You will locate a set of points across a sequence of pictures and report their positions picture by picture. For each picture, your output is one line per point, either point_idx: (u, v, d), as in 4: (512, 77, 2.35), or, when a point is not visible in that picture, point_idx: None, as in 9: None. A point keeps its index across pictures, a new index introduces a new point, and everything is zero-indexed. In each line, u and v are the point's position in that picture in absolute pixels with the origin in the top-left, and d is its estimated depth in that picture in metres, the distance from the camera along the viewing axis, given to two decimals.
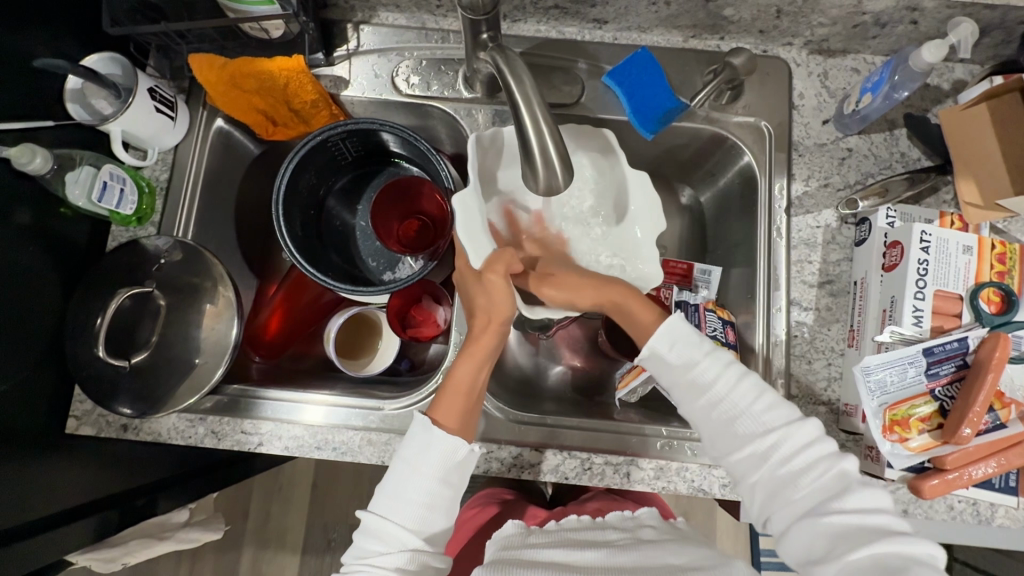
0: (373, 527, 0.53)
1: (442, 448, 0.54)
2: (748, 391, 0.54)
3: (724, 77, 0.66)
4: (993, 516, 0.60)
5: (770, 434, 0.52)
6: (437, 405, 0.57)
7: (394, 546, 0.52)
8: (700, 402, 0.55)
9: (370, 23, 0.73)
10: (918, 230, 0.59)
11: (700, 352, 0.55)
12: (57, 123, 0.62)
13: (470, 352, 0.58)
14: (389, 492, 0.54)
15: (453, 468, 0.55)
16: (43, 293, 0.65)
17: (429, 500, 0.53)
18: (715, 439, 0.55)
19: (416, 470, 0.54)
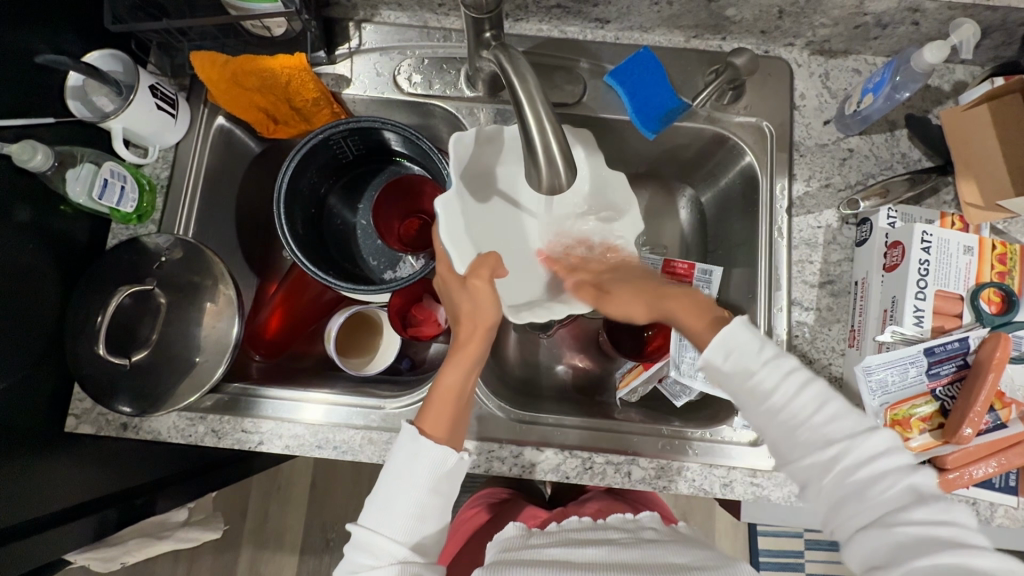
0: (362, 540, 0.52)
1: (431, 456, 0.53)
2: (810, 400, 0.48)
3: (726, 77, 0.66)
4: (993, 515, 0.60)
5: (833, 445, 0.46)
6: (425, 414, 0.57)
7: (384, 560, 0.51)
8: (759, 409, 0.49)
9: (372, 22, 0.73)
10: (919, 230, 0.59)
11: (757, 361, 0.49)
12: (57, 120, 0.62)
13: (458, 359, 0.58)
14: (378, 505, 0.53)
15: (442, 477, 0.54)
16: (43, 291, 0.64)
17: (418, 511, 0.53)
18: (777, 445, 0.49)
19: (406, 483, 0.53)
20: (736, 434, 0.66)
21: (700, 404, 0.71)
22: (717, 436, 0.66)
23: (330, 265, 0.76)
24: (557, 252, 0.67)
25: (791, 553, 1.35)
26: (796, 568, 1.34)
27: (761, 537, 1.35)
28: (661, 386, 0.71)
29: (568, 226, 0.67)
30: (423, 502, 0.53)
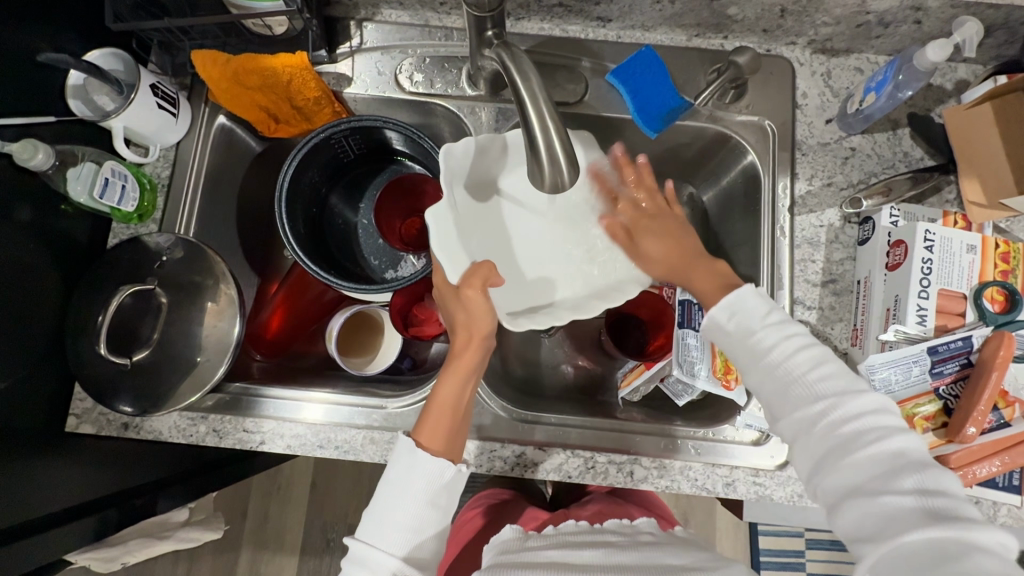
0: (359, 555, 0.52)
1: (428, 465, 0.54)
2: (806, 359, 0.50)
3: (728, 76, 0.65)
4: (996, 515, 0.60)
5: (820, 400, 0.48)
6: (422, 426, 0.56)
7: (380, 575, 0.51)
8: (756, 367, 0.52)
9: (373, 20, 0.73)
10: (922, 229, 0.59)
11: (760, 321, 0.52)
12: (58, 119, 0.61)
13: (453, 371, 0.57)
14: (375, 518, 0.53)
15: (442, 489, 0.54)
16: (44, 291, 0.64)
17: (415, 522, 0.53)
18: (770, 402, 0.51)
19: (403, 489, 0.53)
20: (739, 434, 0.66)
21: (702, 403, 0.71)
22: (720, 435, 0.66)
23: (331, 264, 0.75)
24: (560, 250, 0.67)
25: (793, 553, 1.34)
26: (798, 567, 1.34)
27: (763, 536, 1.35)
28: (663, 385, 0.70)
29: (571, 227, 0.67)
30: (418, 514, 0.53)
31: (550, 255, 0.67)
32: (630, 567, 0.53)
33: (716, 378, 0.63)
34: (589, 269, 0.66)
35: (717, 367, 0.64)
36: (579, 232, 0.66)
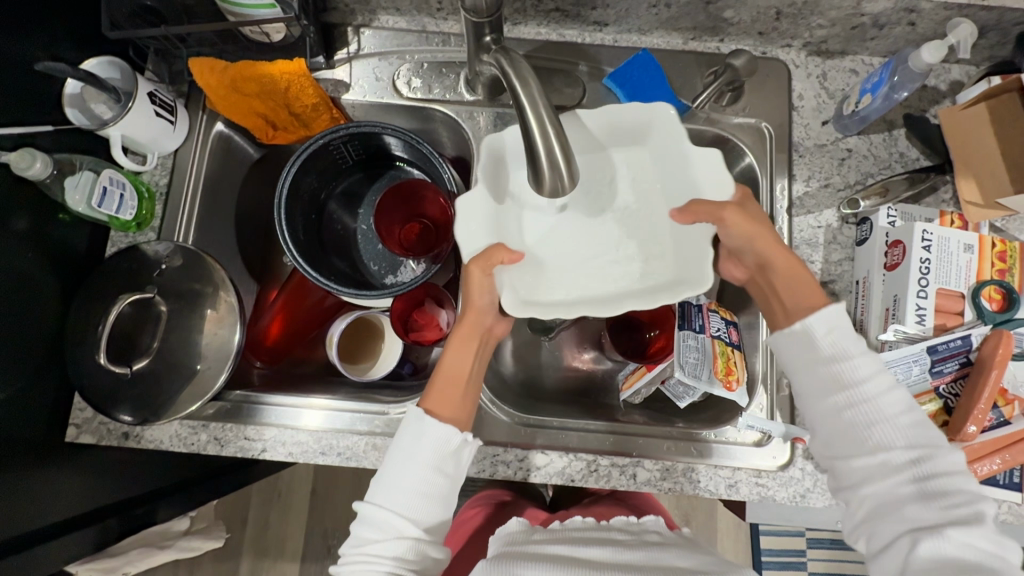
0: (369, 516, 0.52)
1: (436, 431, 0.53)
2: (897, 400, 0.49)
3: (724, 79, 0.66)
4: (997, 512, 0.60)
5: (909, 449, 0.47)
6: (430, 396, 0.56)
7: (389, 535, 0.51)
8: (837, 400, 0.50)
9: (370, 26, 0.73)
10: (919, 229, 0.60)
11: (857, 348, 0.50)
12: (55, 128, 0.61)
13: (457, 343, 0.57)
14: (385, 481, 0.53)
15: (449, 456, 0.53)
16: (42, 301, 0.64)
17: (421, 489, 0.52)
18: (836, 438, 0.50)
19: (410, 456, 0.52)
20: (741, 435, 0.66)
21: (704, 404, 0.71)
22: (722, 437, 0.66)
23: (331, 270, 0.75)
24: (625, 244, 0.61)
25: (793, 552, 1.35)
26: (799, 566, 1.35)
27: (763, 537, 1.35)
28: (664, 387, 0.70)
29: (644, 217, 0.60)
30: (430, 479, 0.52)
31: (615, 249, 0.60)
32: (638, 566, 0.54)
33: (718, 379, 0.63)
34: (637, 262, 0.60)
35: (719, 369, 0.64)
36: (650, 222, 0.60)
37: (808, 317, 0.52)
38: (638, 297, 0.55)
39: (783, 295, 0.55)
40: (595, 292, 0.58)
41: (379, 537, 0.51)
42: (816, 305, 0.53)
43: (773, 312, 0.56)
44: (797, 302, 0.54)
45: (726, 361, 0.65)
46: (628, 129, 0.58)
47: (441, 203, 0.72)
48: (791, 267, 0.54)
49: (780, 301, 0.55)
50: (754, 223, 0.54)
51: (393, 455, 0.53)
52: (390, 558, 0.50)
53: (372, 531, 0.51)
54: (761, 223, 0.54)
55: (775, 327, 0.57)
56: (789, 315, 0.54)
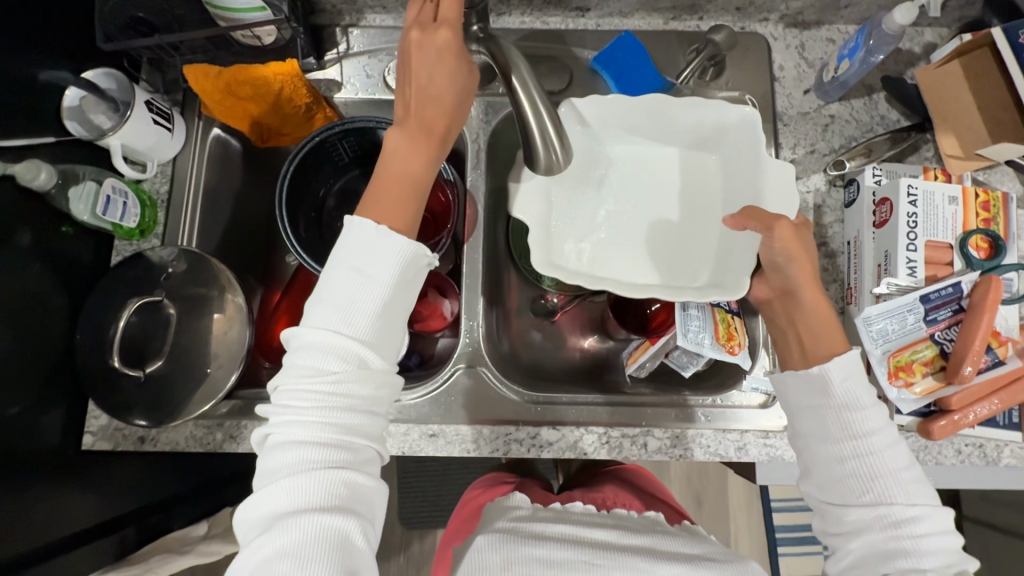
0: (313, 339, 0.46)
1: (397, 242, 0.48)
2: (899, 456, 0.51)
3: (706, 54, 0.69)
4: (1000, 456, 0.62)
5: (909, 507, 0.48)
6: (377, 201, 0.50)
7: (340, 361, 0.45)
8: (843, 447, 0.51)
9: (358, 25, 0.75)
10: (905, 185, 0.62)
11: (870, 398, 0.52)
12: (56, 140, 0.62)
13: (418, 144, 0.51)
14: (328, 301, 0.46)
15: (405, 269, 0.48)
16: (51, 312, 0.65)
17: (382, 310, 0.47)
18: (828, 483, 0.52)
19: (366, 273, 0.47)
20: (746, 398, 0.68)
21: (708, 373, 0.73)
22: (727, 401, 0.68)
23: None
24: (671, 235, 0.69)
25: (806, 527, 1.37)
26: (812, 540, 1.37)
27: (776, 513, 1.37)
28: (668, 360, 0.72)
29: (694, 201, 0.69)
30: (391, 300, 0.47)
31: (662, 241, 0.68)
32: (644, 548, 0.56)
33: (721, 344, 0.65)
34: (687, 259, 0.67)
35: (721, 335, 0.65)
36: (702, 214, 0.68)
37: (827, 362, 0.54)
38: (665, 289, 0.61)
39: (806, 336, 0.57)
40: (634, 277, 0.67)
41: (339, 406, 0.45)
42: (833, 352, 0.55)
43: (791, 353, 0.59)
44: (817, 349, 0.56)
45: (727, 327, 0.67)
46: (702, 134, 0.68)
47: (441, 197, 0.72)
48: (821, 310, 0.56)
49: (800, 342, 0.58)
50: (801, 248, 0.57)
51: (344, 272, 0.47)
52: (347, 424, 0.46)
53: (327, 388, 0.45)
54: (806, 251, 0.57)
55: (788, 365, 0.60)
56: (806, 357, 0.57)
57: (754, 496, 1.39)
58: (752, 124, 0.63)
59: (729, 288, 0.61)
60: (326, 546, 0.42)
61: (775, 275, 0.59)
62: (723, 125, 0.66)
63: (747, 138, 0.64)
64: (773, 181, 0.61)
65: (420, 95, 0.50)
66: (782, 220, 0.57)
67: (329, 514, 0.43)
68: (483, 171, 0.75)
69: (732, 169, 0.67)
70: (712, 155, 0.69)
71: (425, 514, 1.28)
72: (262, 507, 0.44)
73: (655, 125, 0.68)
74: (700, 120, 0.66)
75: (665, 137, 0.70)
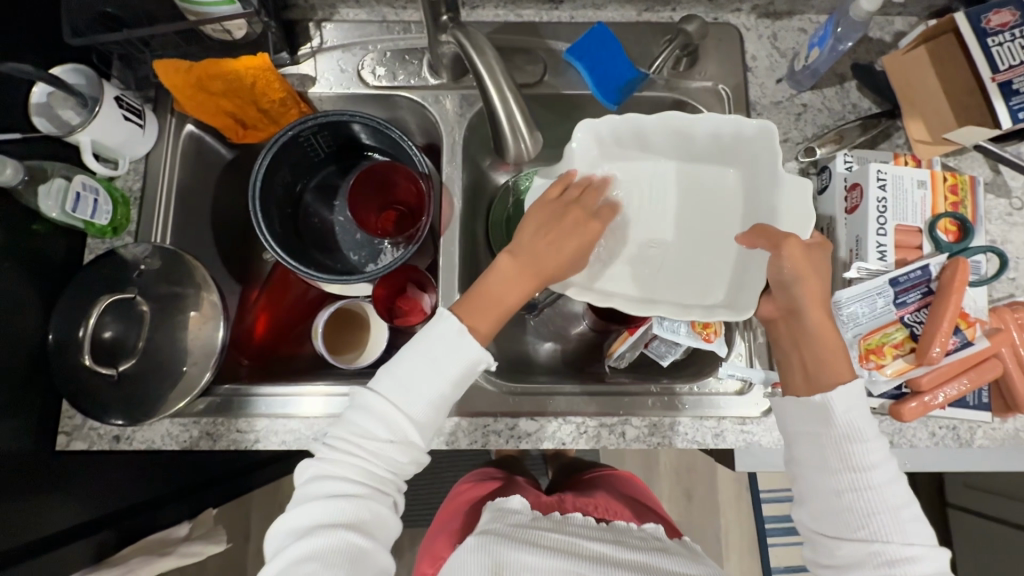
0: (377, 405, 0.52)
1: (474, 347, 0.53)
2: (898, 493, 0.52)
3: (678, 43, 0.69)
4: (973, 437, 0.63)
5: (905, 546, 0.49)
6: (473, 308, 0.56)
7: (394, 435, 0.52)
8: (841, 480, 0.52)
9: (332, 20, 0.75)
10: (874, 169, 0.62)
11: (872, 430, 0.52)
12: (23, 136, 0.61)
13: (521, 275, 0.57)
14: (399, 377, 0.52)
15: (468, 377, 0.53)
16: (24, 312, 0.64)
17: (437, 400, 0.52)
18: (825, 515, 0.53)
19: (438, 363, 0.52)
20: (724, 385, 0.68)
21: (687, 362, 0.74)
22: (705, 388, 0.68)
23: (312, 262, 0.77)
24: (676, 248, 0.67)
25: None
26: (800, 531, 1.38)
27: (766, 505, 1.38)
28: (647, 350, 0.72)
29: (697, 210, 0.67)
30: (450, 387, 0.53)
31: (671, 254, 0.66)
32: (641, 567, 0.55)
33: (696, 333, 0.66)
34: (700, 274, 0.65)
35: (696, 323, 0.66)
36: (713, 228, 0.66)
37: (831, 391, 0.53)
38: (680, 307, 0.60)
39: (809, 360, 0.56)
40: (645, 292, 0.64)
41: (379, 455, 0.52)
42: (839, 379, 0.54)
43: (793, 373, 0.57)
44: (821, 374, 0.55)
45: None
46: (717, 146, 0.63)
47: (414, 188, 0.73)
48: (825, 331, 0.55)
49: (804, 364, 0.56)
50: (810, 268, 0.55)
51: (422, 355, 0.52)
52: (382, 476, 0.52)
53: (375, 447, 0.51)
54: (815, 273, 0.55)
55: (789, 389, 0.58)
56: (811, 382, 0.56)
57: (743, 489, 1.39)
58: (775, 139, 0.59)
59: (738, 307, 0.59)
60: (343, 562, 0.48)
61: (781, 293, 0.57)
62: (740, 136, 0.61)
63: (766, 153, 0.60)
64: (790, 200, 0.58)
65: (544, 244, 0.57)
66: (792, 238, 0.55)
67: (354, 531, 0.49)
68: (459, 165, 0.74)
69: (754, 184, 0.63)
70: (730, 168, 0.66)
71: (414, 513, 1.28)
72: (300, 519, 0.50)
73: (672, 140, 0.64)
74: (715, 132, 0.61)
75: (678, 147, 0.65)
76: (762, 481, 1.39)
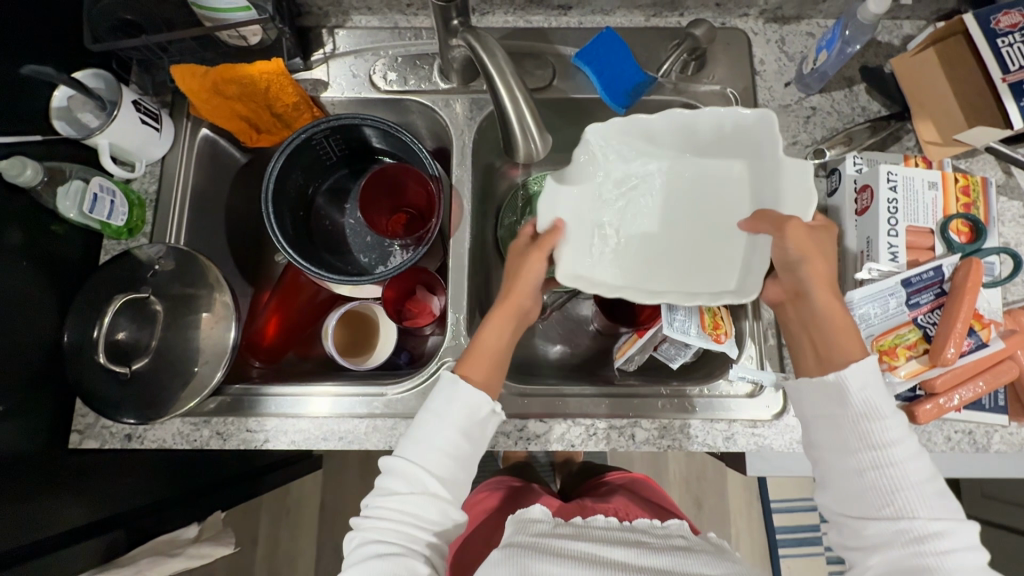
0: (398, 467, 0.53)
1: (472, 393, 0.55)
2: (921, 469, 0.51)
3: (686, 47, 0.69)
4: (990, 442, 0.62)
5: (932, 521, 0.48)
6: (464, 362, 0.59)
7: (416, 489, 0.53)
8: (861, 459, 0.51)
9: (345, 27, 0.77)
10: (884, 171, 0.62)
11: (889, 407, 0.52)
12: (44, 139, 0.63)
13: (496, 315, 0.59)
14: (414, 438, 0.55)
15: (477, 423, 0.55)
16: (42, 310, 0.65)
17: (450, 449, 0.54)
18: (851, 498, 0.52)
19: (443, 416, 0.54)
20: (734, 387, 0.67)
21: (697, 365, 0.73)
22: (715, 391, 0.68)
23: (322, 263, 0.77)
24: (681, 241, 0.67)
25: (806, 528, 1.35)
26: (814, 541, 1.35)
27: (776, 514, 1.36)
28: (657, 353, 0.72)
29: (704, 204, 0.67)
30: (458, 435, 0.54)
31: (675, 249, 0.67)
32: (665, 570, 0.53)
33: (707, 334, 0.65)
34: (706, 268, 0.65)
35: (706, 323, 0.65)
36: (719, 221, 0.66)
37: (844, 368, 0.53)
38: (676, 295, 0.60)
39: (819, 340, 0.56)
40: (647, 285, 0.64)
41: (406, 511, 0.52)
42: (852, 358, 0.54)
43: (806, 357, 0.58)
44: (833, 353, 0.55)
45: (713, 316, 0.67)
46: (723, 139, 0.63)
47: (421, 190, 0.74)
48: (835, 312, 0.55)
49: (814, 345, 0.57)
50: (815, 248, 0.55)
51: (429, 413, 0.55)
52: (413, 532, 0.52)
53: (399, 504, 0.52)
54: (820, 253, 0.56)
55: (804, 372, 0.59)
56: (823, 361, 0.56)
57: (754, 497, 1.37)
58: (774, 125, 0.57)
59: (742, 291, 0.58)
60: None
61: (788, 275, 0.58)
62: (742, 126, 0.59)
63: (767, 141, 0.59)
64: (790, 186, 0.57)
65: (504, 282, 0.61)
66: (794, 221, 0.55)
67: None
68: (468, 167, 0.74)
69: (761, 175, 0.62)
70: (741, 159, 0.65)
71: None
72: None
73: (678, 134, 0.63)
74: (719, 124, 0.61)
75: (686, 142, 0.64)
76: (773, 490, 1.37)
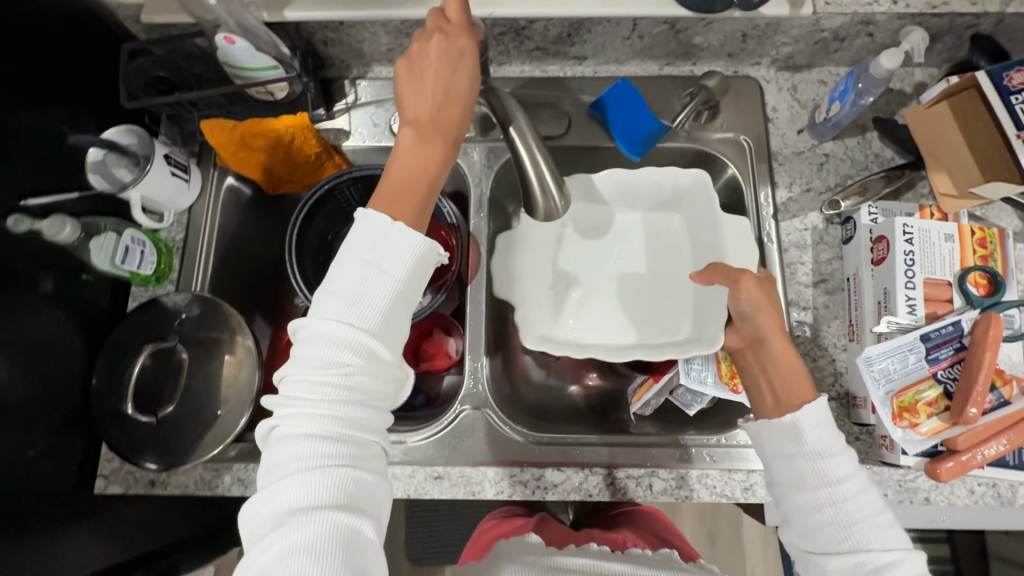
0: (324, 329, 0.44)
1: (412, 237, 0.46)
2: (869, 501, 0.50)
3: (700, 98, 0.71)
4: (1014, 496, 0.61)
5: (886, 552, 0.47)
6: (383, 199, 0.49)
7: (351, 349, 0.44)
8: (819, 494, 0.50)
9: (366, 77, 0.79)
10: (900, 223, 0.63)
11: (840, 444, 0.51)
12: (80, 195, 0.65)
13: (428, 145, 0.50)
14: (337, 291, 0.45)
15: (417, 268, 0.47)
16: (71, 356, 0.67)
17: (386, 300, 0.45)
18: (809, 531, 0.50)
19: (377, 266, 0.45)
20: None
21: (714, 412, 0.73)
22: (734, 440, 0.67)
23: None
24: (636, 288, 0.75)
25: None
26: None
27: None
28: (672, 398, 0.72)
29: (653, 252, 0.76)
30: (399, 295, 0.45)
31: (635, 301, 0.74)
32: None
33: (724, 383, 0.66)
34: (666, 318, 0.72)
35: (723, 372, 0.66)
36: (667, 274, 0.75)
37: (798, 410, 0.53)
38: (646, 349, 0.67)
39: (778, 384, 0.56)
40: (613, 339, 0.72)
41: (349, 399, 0.44)
42: (805, 400, 0.54)
43: (763, 399, 0.57)
44: (790, 396, 0.55)
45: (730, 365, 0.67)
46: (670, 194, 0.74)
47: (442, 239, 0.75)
48: (789, 356, 0.56)
49: (771, 384, 0.56)
50: (767, 299, 0.58)
51: (355, 261, 0.45)
52: (354, 420, 0.44)
53: (338, 380, 0.43)
54: (773, 306, 0.58)
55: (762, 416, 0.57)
56: (779, 406, 0.55)
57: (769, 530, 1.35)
58: (704, 184, 0.71)
59: (705, 342, 0.65)
60: (338, 548, 0.40)
61: (745, 325, 0.59)
62: (680, 185, 0.73)
63: (702, 197, 0.71)
64: (731, 236, 0.68)
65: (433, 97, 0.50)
66: (747, 274, 0.58)
67: (340, 512, 0.41)
68: (485, 214, 0.76)
69: (696, 225, 0.73)
70: (678, 214, 0.76)
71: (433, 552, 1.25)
72: (268, 506, 0.42)
73: (621, 194, 0.75)
74: (663, 179, 0.73)
75: (630, 201, 0.76)
76: None
